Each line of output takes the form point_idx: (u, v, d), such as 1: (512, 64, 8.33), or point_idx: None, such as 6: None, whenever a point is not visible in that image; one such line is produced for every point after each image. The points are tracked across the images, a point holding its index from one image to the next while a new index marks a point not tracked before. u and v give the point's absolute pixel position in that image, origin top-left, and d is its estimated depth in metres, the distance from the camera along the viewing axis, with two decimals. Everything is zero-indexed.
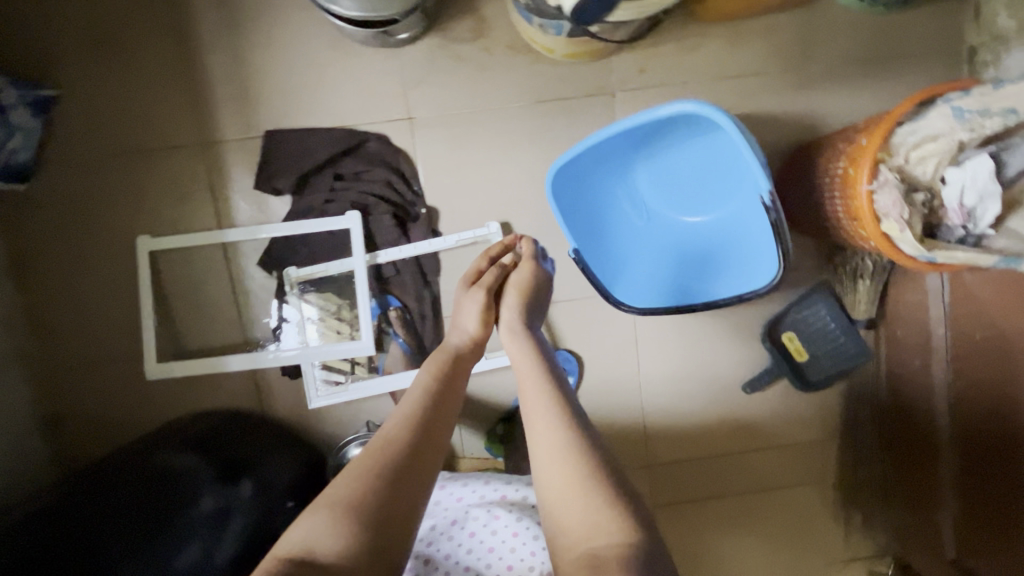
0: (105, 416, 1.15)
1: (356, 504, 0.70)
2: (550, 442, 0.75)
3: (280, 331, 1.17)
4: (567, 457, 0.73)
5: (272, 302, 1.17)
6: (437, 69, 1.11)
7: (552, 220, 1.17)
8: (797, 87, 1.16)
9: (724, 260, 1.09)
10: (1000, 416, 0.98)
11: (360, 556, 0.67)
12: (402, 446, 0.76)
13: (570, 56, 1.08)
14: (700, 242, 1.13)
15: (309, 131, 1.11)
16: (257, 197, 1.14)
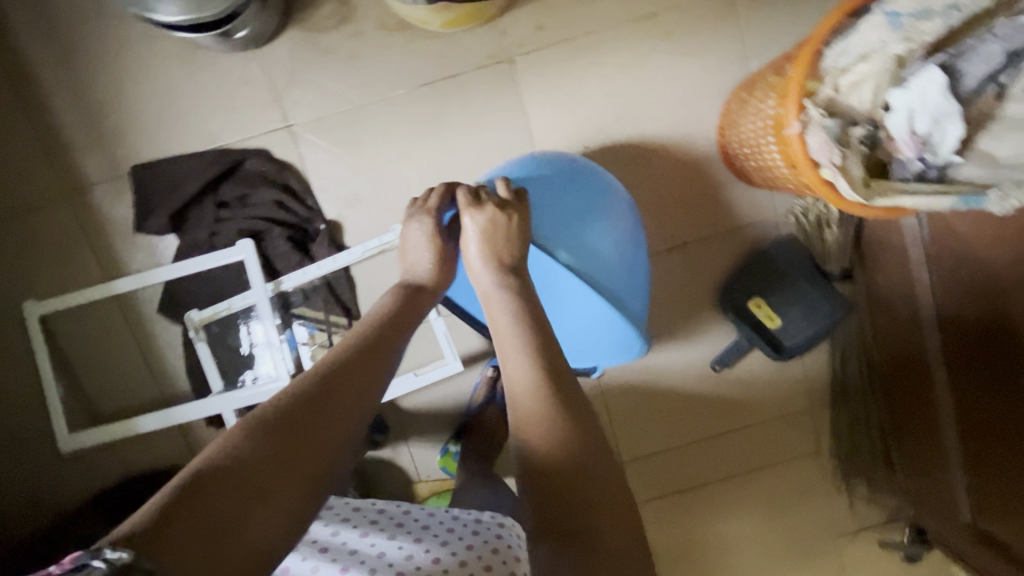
0: (32, 493, 1.10)
1: (287, 424, 0.57)
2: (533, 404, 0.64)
3: (253, 357, 1.06)
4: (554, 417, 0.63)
5: (239, 327, 1.05)
6: (306, 65, 0.99)
7: None
8: (723, 15, 1.00)
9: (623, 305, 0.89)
10: (994, 369, 0.83)
11: (291, 484, 0.55)
12: (347, 375, 0.64)
13: (448, 25, 0.94)
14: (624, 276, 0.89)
15: (181, 159, 1.00)
16: (141, 241, 1.03)
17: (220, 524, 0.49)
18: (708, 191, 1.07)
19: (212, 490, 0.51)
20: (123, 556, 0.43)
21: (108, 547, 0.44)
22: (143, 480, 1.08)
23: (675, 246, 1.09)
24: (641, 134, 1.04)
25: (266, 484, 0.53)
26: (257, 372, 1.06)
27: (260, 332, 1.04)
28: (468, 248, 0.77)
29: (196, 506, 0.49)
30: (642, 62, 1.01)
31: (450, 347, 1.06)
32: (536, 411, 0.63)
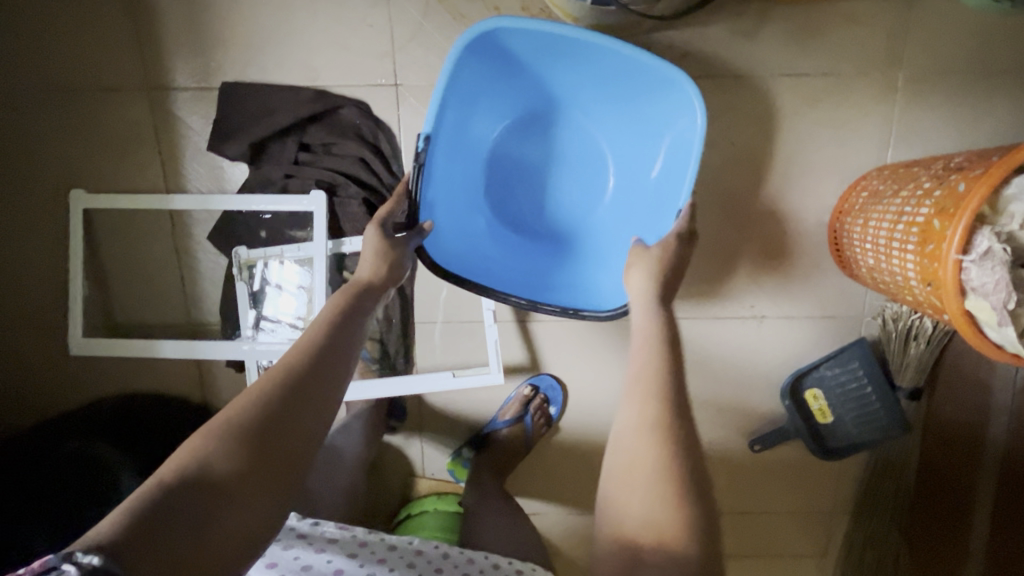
0: (30, 385, 1.05)
1: (251, 425, 0.53)
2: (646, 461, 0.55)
3: (263, 294, 1.00)
4: (650, 396, 0.59)
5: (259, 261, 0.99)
6: (431, 26, 0.91)
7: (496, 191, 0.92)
8: (875, 96, 0.93)
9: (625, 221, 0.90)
10: None
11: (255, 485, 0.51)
12: (316, 373, 0.59)
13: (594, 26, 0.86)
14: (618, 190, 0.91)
15: (276, 88, 0.93)
16: (210, 161, 0.97)
17: (186, 536, 0.46)
18: (800, 268, 1.01)
19: (183, 495, 0.47)
20: (95, 559, 0.40)
21: (83, 549, 0.41)
22: (153, 408, 1.04)
23: (750, 315, 1.03)
24: (752, 193, 0.98)
25: (233, 487, 0.50)
26: (263, 312, 1.00)
27: (277, 273, 0.99)
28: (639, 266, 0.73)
29: (166, 514, 0.46)
30: (779, 120, 0.95)
31: (496, 357, 1.00)
32: (629, 398, 0.59)
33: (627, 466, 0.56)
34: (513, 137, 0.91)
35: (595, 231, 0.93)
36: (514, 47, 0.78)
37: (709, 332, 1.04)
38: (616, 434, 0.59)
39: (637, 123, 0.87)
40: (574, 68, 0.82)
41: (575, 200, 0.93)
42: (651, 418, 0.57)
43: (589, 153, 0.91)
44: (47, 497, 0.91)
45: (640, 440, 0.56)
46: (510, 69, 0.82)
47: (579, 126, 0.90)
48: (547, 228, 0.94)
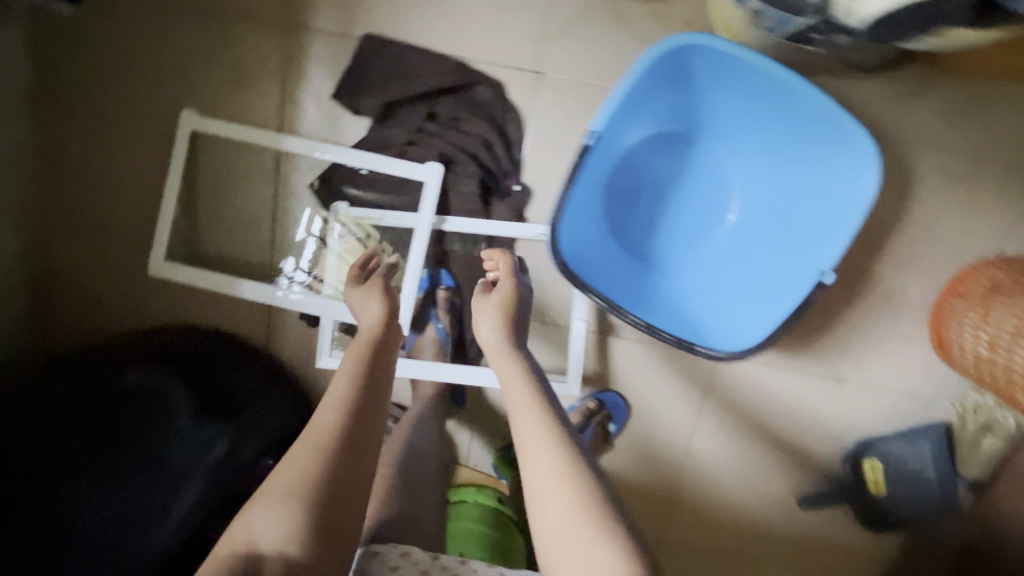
0: (100, 294, 1.03)
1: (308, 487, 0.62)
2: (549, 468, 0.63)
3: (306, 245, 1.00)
4: (554, 447, 0.64)
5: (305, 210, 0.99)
6: (589, 22, 0.89)
7: (622, 203, 0.89)
8: (1010, 187, 0.92)
9: (748, 261, 0.86)
10: None
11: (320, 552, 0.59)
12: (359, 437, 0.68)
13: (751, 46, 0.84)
14: (744, 229, 0.87)
15: (416, 52, 0.91)
16: (331, 109, 0.94)
17: None
18: (891, 340, 1.00)
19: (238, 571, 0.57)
20: None
21: None
22: (201, 347, 0.99)
23: (830, 376, 1.02)
24: (862, 257, 0.97)
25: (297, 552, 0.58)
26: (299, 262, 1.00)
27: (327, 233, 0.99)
28: (482, 321, 0.82)
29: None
30: (909, 190, 0.93)
31: (577, 369, 0.98)
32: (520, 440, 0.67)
33: (556, 523, 0.60)
34: (651, 153, 0.88)
35: (712, 264, 0.89)
36: (699, 71, 0.78)
37: (786, 381, 1.03)
38: (533, 498, 0.63)
39: (784, 182, 0.84)
40: (745, 106, 0.81)
41: (697, 228, 0.90)
42: (561, 467, 0.62)
43: (723, 185, 0.89)
44: (92, 417, 0.85)
45: (557, 493, 0.61)
46: (679, 85, 0.80)
47: (721, 155, 0.88)
48: (662, 250, 0.91)
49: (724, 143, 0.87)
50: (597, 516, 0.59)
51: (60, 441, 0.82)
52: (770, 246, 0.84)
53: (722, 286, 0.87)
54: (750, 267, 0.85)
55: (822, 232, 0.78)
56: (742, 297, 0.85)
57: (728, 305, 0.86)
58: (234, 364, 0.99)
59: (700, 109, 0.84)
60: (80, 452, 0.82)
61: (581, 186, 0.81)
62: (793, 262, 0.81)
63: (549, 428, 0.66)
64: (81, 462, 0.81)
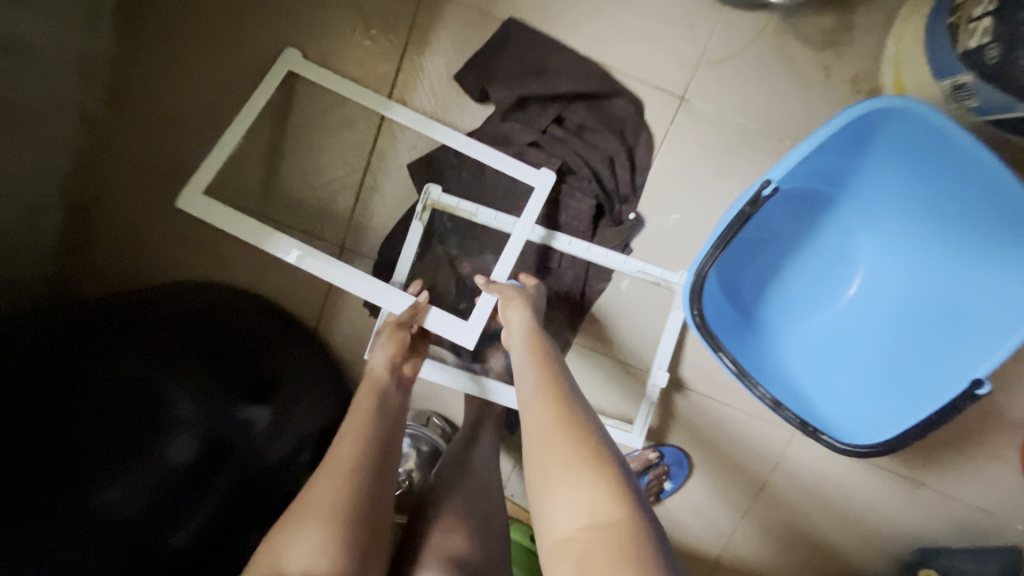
0: (152, 234, 0.94)
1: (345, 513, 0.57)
2: (542, 424, 0.55)
3: (351, 222, 0.91)
4: (549, 398, 0.57)
5: (349, 187, 0.91)
6: (752, 56, 0.82)
7: (743, 255, 0.82)
8: None
9: (861, 344, 0.80)
10: None
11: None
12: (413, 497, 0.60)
13: None
14: (863, 309, 0.81)
15: (560, 48, 0.83)
16: (450, 90, 0.86)
17: None
18: (980, 454, 0.93)
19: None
20: None
21: None
22: (247, 318, 0.89)
23: (908, 475, 0.96)
24: None
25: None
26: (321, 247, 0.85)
27: (383, 214, 0.91)
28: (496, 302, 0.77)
29: None
30: None
31: (647, 417, 0.88)
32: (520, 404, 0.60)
33: (543, 472, 0.51)
34: (787, 209, 0.81)
35: (819, 337, 0.83)
36: (878, 136, 0.70)
37: (861, 471, 0.97)
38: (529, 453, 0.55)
39: (928, 274, 0.77)
40: (910, 186, 0.74)
41: (812, 296, 0.84)
42: (555, 416, 0.55)
43: (850, 257, 0.82)
44: (129, 377, 0.70)
45: (550, 440, 0.53)
46: (850, 150, 0.72)
47: (858, 227, 0.81)
48: (770, 313, 0.84)
49: (864, 215, 0.80)
50: (585, 456, 0.50)
51: (75, 405, 0.65)
52: (893, 334, 0.78)
53: (826, 364, 0.81)
54: (864, 353, 0.80)
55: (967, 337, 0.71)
56: (849, 382, 0.80)
57: (833, 388, 0.80)
58: (273, 343, 0.89)
59: (855, 174, 0.77)
60: (103, 423, 0.65)
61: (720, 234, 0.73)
62: (920, 361, 0.75)
63: (548, 385, 0.59)
64: (103, 435, 0.65)
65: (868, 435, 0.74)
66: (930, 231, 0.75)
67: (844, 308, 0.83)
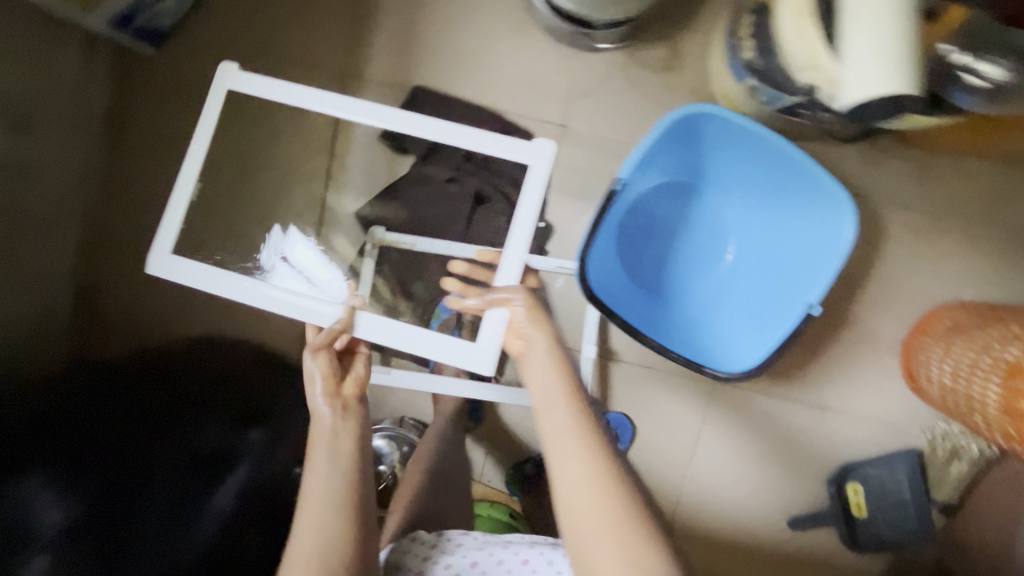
0: (148, 306, 1.12)
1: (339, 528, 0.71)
2: (579, 479, 0.64)
3: None
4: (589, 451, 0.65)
5: None
6: (610, 86, 1.03)
7: (635, 237, 1.01)
8: (966, 242, 1.07)
9: (742, 292, 0.98)
10: None
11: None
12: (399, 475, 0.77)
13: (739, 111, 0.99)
14: (737, 262, 1.00)
15: (460, 102, 1.03)
16: (378, 148, 1.06)
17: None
18: (867, 373, 1.11)
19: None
20: None
21: None
22: (233, 361, 1.03)
23: (816, 403, 1.13)
24: (842, 298, 1.10)
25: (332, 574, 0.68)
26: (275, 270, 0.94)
27: None
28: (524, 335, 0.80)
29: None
30: (879, 243, 1.08)
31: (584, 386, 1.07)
32: (556, 453, 0.66)
33: (587, 525, 0.62)
34: (662, 196, 1.00)
35: (709, 291, 1.01)
36: (707, 130, 0.92)
37: (777, 407, 1.14)
38: (563, 498, 0.65)
39: (778, 233, 0.97)
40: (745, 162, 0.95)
41: (698, 261, 1.02)
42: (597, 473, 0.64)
43: (721, 224, 1.01)
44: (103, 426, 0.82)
45: (596, 496, 0.63)
46: (689, 144, 0.94)
47: (720, 199, 1.01)
48: (670, 280, 1.02)
49: (723, 189, 1.00)
50: (626, 514, 0.62)
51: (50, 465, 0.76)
52: (765, 285, 0.97)
53: (717, 312, 0.99)
54: (745, 297, 0.98)
55: (812, 274, 0.90)
56: (737, 324, 0.97)
57: (724, 330, 0.98)
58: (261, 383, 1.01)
59: (704, 160, 0.97)
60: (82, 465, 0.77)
61: (607, 224, 0.93)
62: (781, 295, 0.94)
63: (585, 432, 0.67)
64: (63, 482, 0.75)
65: (755, 361, 0.92)
66: (769, 194, 0.96)
67: (725, 266, 1.01)
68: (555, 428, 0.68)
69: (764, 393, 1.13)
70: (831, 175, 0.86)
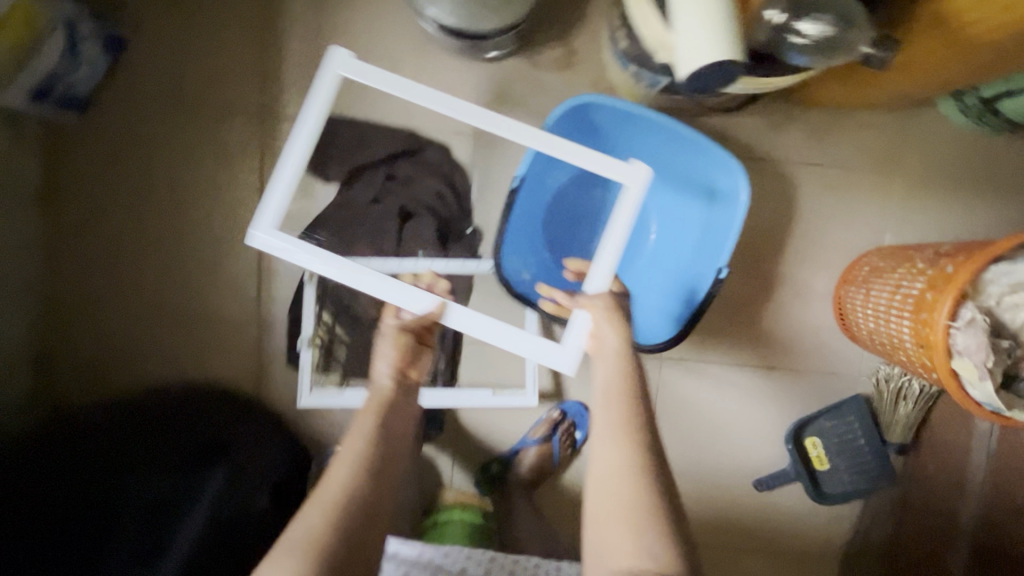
0: (97, 364, 1.13)
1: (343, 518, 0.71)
2: (621, 474, 0.69)
3: (263, 303, 1.13)
4: (628, 441, 0.71)
5: (251, 277, 1.13)
6: (514, 89, 1.07)
7: (553, 228, 1.05)
8: (876, 190, 1.12)
9: (660, 266, 1.04)
10: None
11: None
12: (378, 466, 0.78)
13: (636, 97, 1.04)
14: (653, 238, 1.05)
15: (375, 127, 1.09)
16: (304, 179, 1.10)
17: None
18: (804, 329, 1.15)
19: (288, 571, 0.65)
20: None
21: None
22: (198, 403, 1.08)
23: (762, 364, 1.16)
24: (768, 259, 1.14)
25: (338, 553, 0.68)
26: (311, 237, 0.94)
27: (283, 289, 1.13)
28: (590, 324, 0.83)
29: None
30: (794, 202, 1.12)
31: (534, 380, 1.11)
32: (614, 444, 0.71)
33: (611, 514, 0.67)
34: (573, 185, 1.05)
35: (632, 268, 1.05)
36: (600, 119, 0.98)
37: (726, 374, 1.17)
38: (597, 482, 0.70)
39: (687, 207, 1.02)
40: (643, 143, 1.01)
41: (617, 241, 1.07)
42: (630, 461, 0.69)
43: (633, 203, 1.06)
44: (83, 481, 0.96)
45: (628, 488, 0.68)
46: (586, 134, 1.00)
47: None
48: None
49: None
50: (649, 518, 0.66)
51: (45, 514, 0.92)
52: (682, 258, 1.02)
53: (640, 288, 1.04)
54: (663, 271, 1.03)
55: (717, 240, 0.98)
56: (659, 296, 1.02)
57: (647, 304, 1.03)
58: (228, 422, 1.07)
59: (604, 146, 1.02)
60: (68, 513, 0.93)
61: (518, 221, 1.03)
62: (694, 263, 1.00)
63: (629, 424, 0.72)
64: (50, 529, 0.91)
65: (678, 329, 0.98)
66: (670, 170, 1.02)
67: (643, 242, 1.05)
68: (611, 421, 0.73)
69: (711, 362, 1.17)
70: (720, 147, 0.94)
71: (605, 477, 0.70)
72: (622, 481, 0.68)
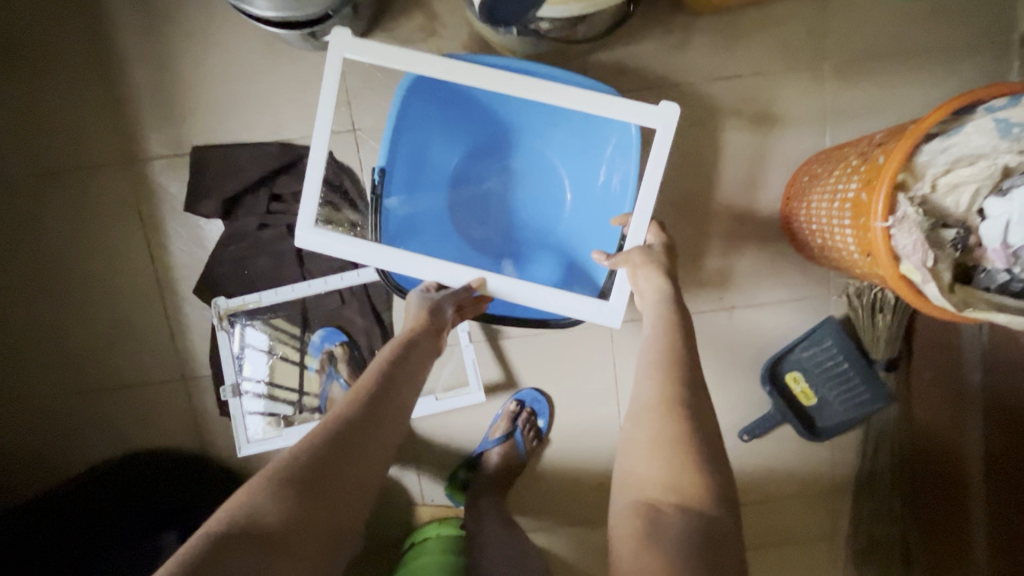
0: (34, 454, 1.09)
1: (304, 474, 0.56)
2: (661, 405, 0.62)
3: (183, 356, 1.07)
4: (660, 371, 0.64)
5: (162, 332, 1.06)
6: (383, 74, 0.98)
7: (450, 213, 0.97)
8: (804, 88, 0.99)
9: (573, 226, 0.95)
10: None
11: (308, 537, 0.53)
12: (384, 395, 0.66)
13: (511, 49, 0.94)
14: (559, 198, 0.96)
15: (245, 147, 1.00)
16: (189, 220, 1.03)
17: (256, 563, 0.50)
18: (759, 258, 1.05)
19: (234, 542, 0.50)
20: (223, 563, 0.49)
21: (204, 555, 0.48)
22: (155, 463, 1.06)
23: (720, 305, 1.07)
24: (704, 191, 1.03)
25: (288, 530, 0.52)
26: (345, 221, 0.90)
27: (199, 337, 1.06)
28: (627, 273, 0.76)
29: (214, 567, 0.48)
30: (718, 123, 1.01)
31: (474, 375, 1.07)
32: (647, 376, 0.65)
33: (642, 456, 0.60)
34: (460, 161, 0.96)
35: (545, 235, 0.97)
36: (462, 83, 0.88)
37: None
38: (627, 424, 0.64)
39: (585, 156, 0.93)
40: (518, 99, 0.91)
41: (523, 211, 0.98)
42: (665, 397, 0.62)
43: (530, 166, 0.97)
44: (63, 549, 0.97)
45: (667, 415, 0.61)
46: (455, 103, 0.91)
47: (518, 142, 0.96)
48: (502, 240, 0.98)
49: (515, 131, 0.95)
50: (686, 445, 0.58)
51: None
52: (593, 211, 0.93)
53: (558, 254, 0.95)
54: (577, 229, 0.94)
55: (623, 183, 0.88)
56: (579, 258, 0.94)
57: (568, 269, 0.94)
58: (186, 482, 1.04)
59: (480, 112, 0.93)
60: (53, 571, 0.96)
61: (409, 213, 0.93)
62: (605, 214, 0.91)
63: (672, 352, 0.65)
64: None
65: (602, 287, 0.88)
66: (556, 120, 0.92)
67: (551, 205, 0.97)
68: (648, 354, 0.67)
69: None
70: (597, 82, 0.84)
71: (633, 418, 0.63)
72: (651, 413, 0.62)
